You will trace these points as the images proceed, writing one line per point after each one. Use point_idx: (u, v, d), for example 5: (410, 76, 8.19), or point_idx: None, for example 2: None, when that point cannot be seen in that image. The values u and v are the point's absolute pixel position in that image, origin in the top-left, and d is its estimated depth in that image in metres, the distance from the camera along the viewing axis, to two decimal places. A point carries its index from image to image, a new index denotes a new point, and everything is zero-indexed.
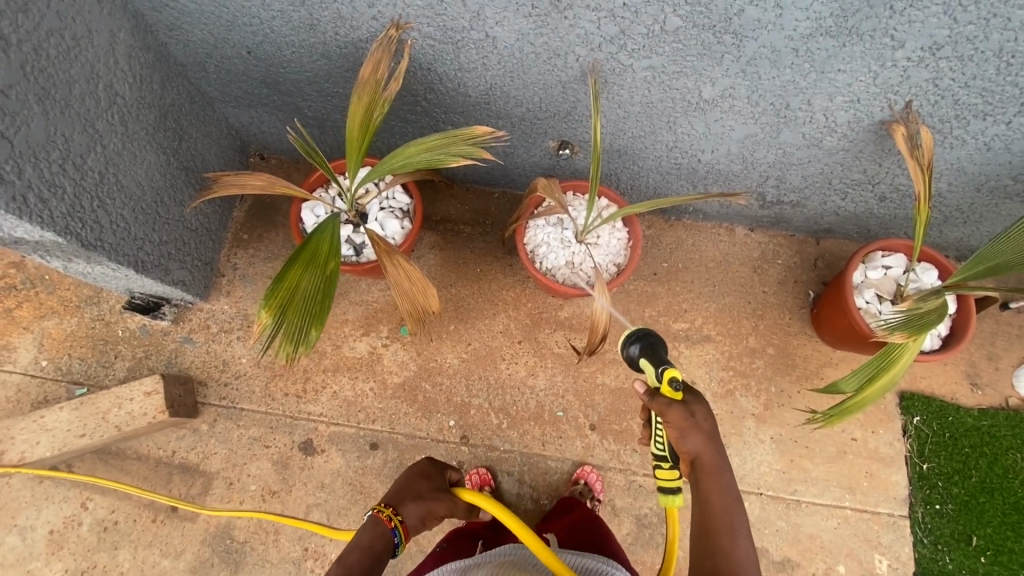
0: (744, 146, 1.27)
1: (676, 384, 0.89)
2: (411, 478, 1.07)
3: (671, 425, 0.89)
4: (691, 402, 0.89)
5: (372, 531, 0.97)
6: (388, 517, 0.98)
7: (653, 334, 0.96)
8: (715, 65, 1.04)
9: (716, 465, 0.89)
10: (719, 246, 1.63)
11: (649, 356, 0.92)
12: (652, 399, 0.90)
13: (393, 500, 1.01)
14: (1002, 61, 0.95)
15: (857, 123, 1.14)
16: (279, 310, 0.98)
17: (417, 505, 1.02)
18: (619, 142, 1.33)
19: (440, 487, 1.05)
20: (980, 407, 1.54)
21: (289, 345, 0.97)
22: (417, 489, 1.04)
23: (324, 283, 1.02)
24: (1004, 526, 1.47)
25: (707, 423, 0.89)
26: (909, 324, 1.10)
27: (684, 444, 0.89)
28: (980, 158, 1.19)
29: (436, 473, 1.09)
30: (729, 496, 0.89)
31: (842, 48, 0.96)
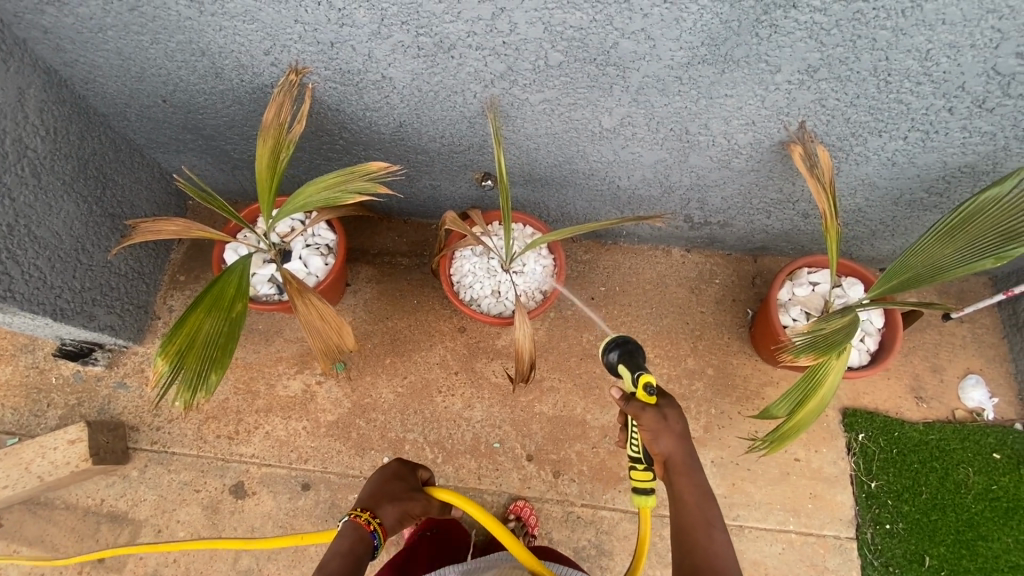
0: (658, 169, 1.28)
1: (650, 391, 0.93)
2: (383, 481, 1.02)
3: (645, 428, 0.94)
4: (664, 405, 0.94)
5: (351, 536, 0.92)
6: (367, 520, 0.93)
7: (631, 341, 1.02)
8: (607, 95, 1.06)
9: (686, 464, 0.94)
10: (656, 268, 1.64)
11: (627, 362, 0.99)
12: (628, 403, 0.94)
13: (370, 505, 0.97)
14: (880, 80, 0.96)
15: (759, 144, 1.15)
16: (177, 356, 1.00)
17: (394, 507, 0.98)
18: (537, 171, 1.34)
19: (414, 488, 1.03)
20: (927, 422, 1.51)
21: (186, 392, 0.99)
22: (392, 491, 1.00)
23: (227, 327, 1.05)
24: (957, 544, 1.43)
25: (676, 424, 0.94)
26: (816, 345, 1.06)
27: (656, 447, 0.94)
28: (888, 172, 1.20)
29: (410, 474, 1.06)
30: (701, 492, 0.94)
31: (722, 75, 0.98)
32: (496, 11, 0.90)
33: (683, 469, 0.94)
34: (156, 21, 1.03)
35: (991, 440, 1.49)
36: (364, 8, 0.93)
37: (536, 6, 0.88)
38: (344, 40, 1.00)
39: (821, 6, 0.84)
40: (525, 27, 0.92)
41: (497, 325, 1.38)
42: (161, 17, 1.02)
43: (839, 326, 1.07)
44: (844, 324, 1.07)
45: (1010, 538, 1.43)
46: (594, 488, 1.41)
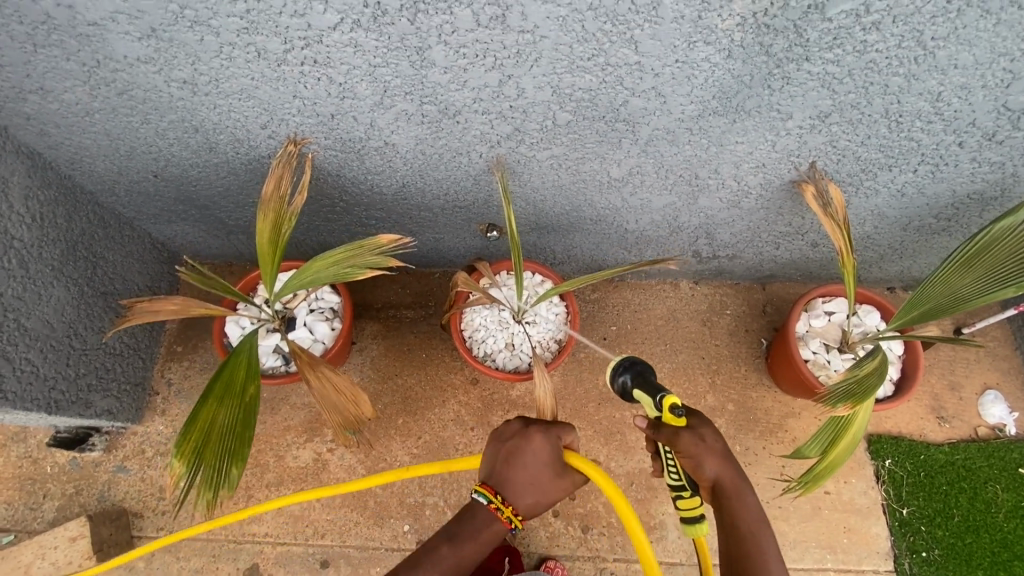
0: (667, 211, 1.26)
1: (677, 413, 0.89)
2: (522, 463, 0.99)
3: (685, 454, 0.91)
4: (697, 426, 0.93)
5: (489, 529, 0.96)
6: (509, 519, 0.96)
7: (641, 362, 0.98)
8: (616, 148, 1.04)
9: (734, 485, 0.93)
10: (666, 302, 1.62)
11: (641, 386, 0.94)
12: (659, 430, 0.91)
13: (508, 493, 0.98)
14: (891, 121, 0.95)
15: (769, 184, 1.14)
16: (194, 455, 0.93)
17: (534, 497, 0.98)
18: (544, 220, 1.32)
19: (557, 470, 0.98)
20: (951, 441, 1.49)
21: (207, 492, 0.92)
22: (531, 479, 0.98)
23: (242, 413, 0.98)
24: (994, 566, 1.40)
25: (715, 444, 0.92)
26: (850, 392, 1.03)
27: (702, 473, 0.92)
28: (898, 202, 1.19)
29: (554, 451, 0.99)
30: (753, 516, 0.92)
31: (733, 124, 0.97)
32: (503, 78, 0.88)
33: (732, 492, 0.93)
34: (146, 102, 0.99)
35: (1016, 455, 1.48)
36: (366, 81, 0.90)
37: (544, 71, 0.86)
38: (345, 112, 0.97)
39: (834, 58, 0.82)
40: (533, 91, 0.90)
41: (513, 379, 1.34)
42: (151, 99, 0.98)
43: (870, 370, 1.05)
44: (874, 368, 1.05)
45: None
46: (625, 540, 1.37)
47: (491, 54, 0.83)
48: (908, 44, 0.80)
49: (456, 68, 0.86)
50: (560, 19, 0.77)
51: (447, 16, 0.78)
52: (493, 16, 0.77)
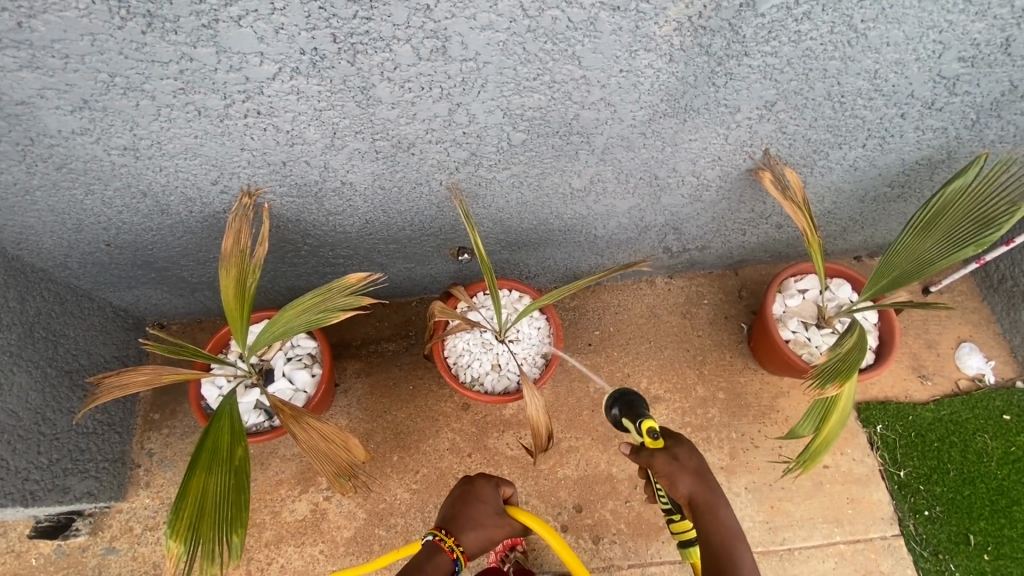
0: (633, 214, 1.28)
1: (655, 435, 0.99)
2: (469, 502, 1.05)
3: (661, 474, 0.96)
4: (671, 446, 0.98)
5: (433, 560, 0.96)
6: (450, 549, 0.97)
7: (631, 392, 1.06)
8: (574, 160, 1.04)
9: (711, 501, 0.93)
10: (644, 301, 1.64)
11: (628, 414, 1.02)
12: (640, 454, 0.99)
13: (453, 528, 1.01)
14: (835, 102, 0.97)
15: (727, 176, 1.16)
16: (190, 530, 0.88)
17: (476, 533, 1.01)
18: (514, 237, 1.31)
19: (500, 511, 1.06)
20: (935, 399, 1.53)
21: (211, 568, 0.87)
22: (475, 516, 1.03)
23: (234, 478, 0.94)
24: (995, 515, 1.43)
25: (691, 461, 0.95)
26: (836, 370, 1.05)
27: (675, 490, 0.94)
28: (852, 177, 1.22)
29: (493, 493, 1.08)
30: (730, 531, 0.91)
31: (684, 124, 0.98)
32: (452, 106, 0.87)
33: (710, 505, 0.92)
34: (88, 173, 0.95)
35: (998, 403, 1.52)
36: (314, 125, 0.88)
37: (492, 96, 0.86)
38: (297, 158, 0.95)
39: (772, 50, 0.84)
40: (483, 116, 0.90)
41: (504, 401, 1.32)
42: (92, 169, 0.94)
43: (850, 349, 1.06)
44: (855, 344, 1.07)
45: None
46: (636, 544, 1.37)
47: (437, 84, 0.83)
48: (841, 28, 0.82)
49: (403, 102, 0.85)
50: (500, 44, 0.77)
51: (387, 54, 0.77)
52: (433, 48, 0.76)
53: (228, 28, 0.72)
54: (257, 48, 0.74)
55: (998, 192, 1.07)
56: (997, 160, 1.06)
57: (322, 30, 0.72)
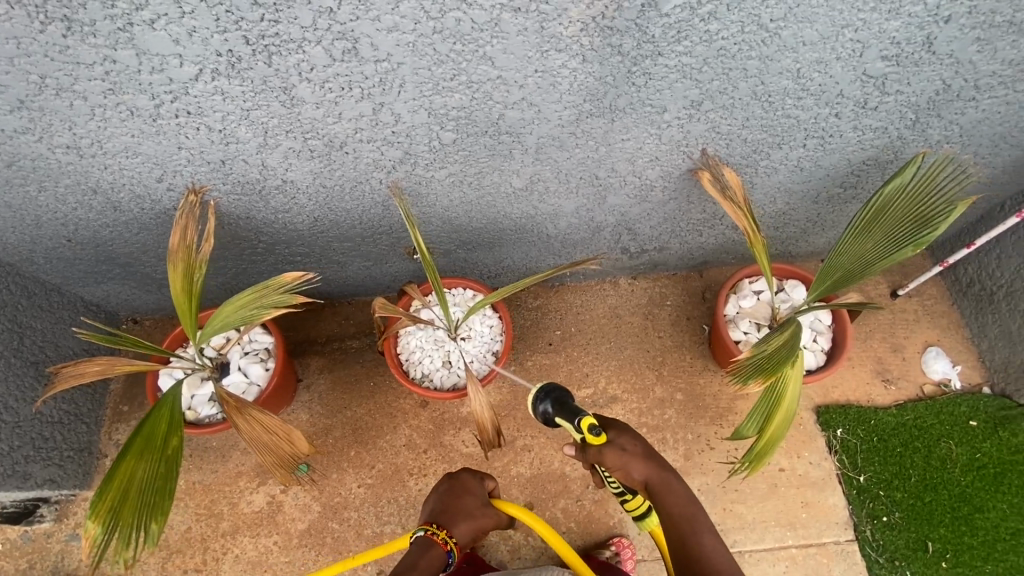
0: (581, 213, 1.29)
1: (597, 431, 0.93)
2: (459, 496, 1.14)
3: (614, 468, 0.96)
4: (615, 436, 0.97)
5: (428, 554, 1.04)
6: (444, 541, 1.06)
7: (557, 388, 1.00)
8: (509, 159, 1.06)
9: (664, 478, 0.99)
10: (607, 301, 1.65)
11: (561, 412, 0.96)
12: (587, 452, 0.96)
13: (445, 521, 1.10)
14: (763, 102, 0.98)
15: (669, 176, 1.17)
16: (111, 513, 0.93)
17: (467, 525, 1.10)
18: (466, 236, 1.33)
19: (485, 503, 1.14)
20: (899, 403, 1.51)
21: (126, 550, 0.92)
22: (464, 508, 1.12)
23: (163, 466, 0.98)
24: (955, 522, 1.41)
25: (639, 446, 0.98)
26: (761, 367, 1.07)
27: (632, 478, 0.98)
28: (800, 177, 1.21)
29: (479, 487, 1.16)
30: (684, 500, 0.98)
31: (613, 123, 0.99)
32: (375, 106, 0.90)
33: (662, 484, 0.98)
34: (38, 171, 1.00)
35: (965, 409, 1.50)
36: (244, 125, 0.91)
37: (413, 95, 0.88)
38: (233, 156, 0.98)
39: (685, 50, 0.85)
40: (408, 115, 0.92)
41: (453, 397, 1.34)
42: (41, 167, 0.99)
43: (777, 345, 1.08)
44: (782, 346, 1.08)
45: (1003, 505, 1.43)
46: (585, 543, 1.37)
47: (356, 84, 0.85)
48: (750, 28, 0.83)
49: (326, 102, 0.88)
50: (409, 45, 0.79)
51: (300, 55, 0.80)
52: (345, 50, 0.79)
53: (143, 32, 0.75)
54: (175, 50, 0.78)
55: (942, 189, 1.06)
56: (934, 160, 1.06)
57: (232, 33, 0.76)
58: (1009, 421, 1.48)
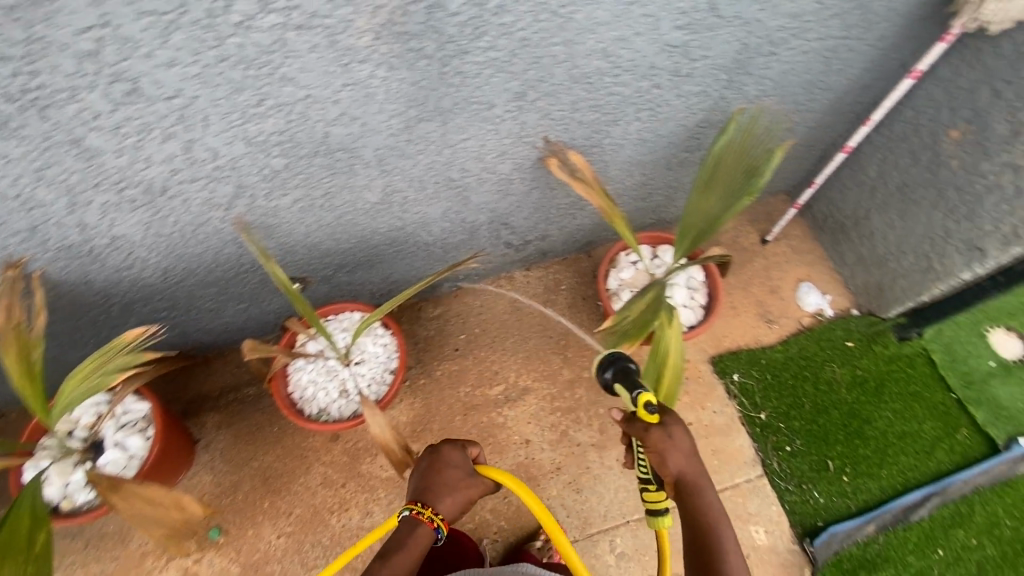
0: (449, 216, 1.29)
1: (651, 408, 1.01)
2: (442, 470, 1.08)
3: (654, 451, 0.99)
4: (670, 421, 1.01)
5: (415, 532, 1.01)
6: (431, 519, 1.02)
7: (621, 358, 1.10)
8: (354, 176, 1.04)
9: (696, 481, 1.00)
10: (505, 296, 1.65)
11: (623, 381, 1.06)
12: (632, 425, 1.01)
13: (430, 499, 1.05)
14: (583, 84, 1.02)
15: (522, 167, 1.19)
16: None
17: (452, 498, 1.05)
18: (339, 259, 1.30)
19: (470, 473, 1.09)
20: (783, 340, 1.62)
21: None
22: (449, 482, 1.07)
23: (30, 568, 0.89)
24: (850, 437, 1.52)
25: (686, 442, 0.99)
26: (628, 331, 1.19)
27: (666, 469, 0.99)
28: (646, 148, 1.27)
29: (461, 457, 1.10)
30: (715, 514, 0.98)
31: (446, 125, 1.00)
32: (185, 145, 0.86)
33: (694, 486, 0.99)
34: None
35: (840, 333, 1.63)
36: (43, 186, 0.85)
37: (222, 128, 0.85)
38: (43, 221, 0.91)
39: (489, 44, 0.86)
40: (225, 148, 0.88)
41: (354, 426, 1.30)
42: None
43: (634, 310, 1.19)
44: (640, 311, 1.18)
45: (886, 412, 1.56)
46: (518, 537, 1.38)
47: (154, 126, 0.81)
48: (544, 16, 0.85)
49: (128, 149, 0.83)
50: (197, 78, 0.76)
51: (79, 104, 0.75)
52: (127, 92, 0.75)
53: None
54: None
55: (757, 142, 1.13)
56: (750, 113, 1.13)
57: None
58: (879, 336, 1.62)
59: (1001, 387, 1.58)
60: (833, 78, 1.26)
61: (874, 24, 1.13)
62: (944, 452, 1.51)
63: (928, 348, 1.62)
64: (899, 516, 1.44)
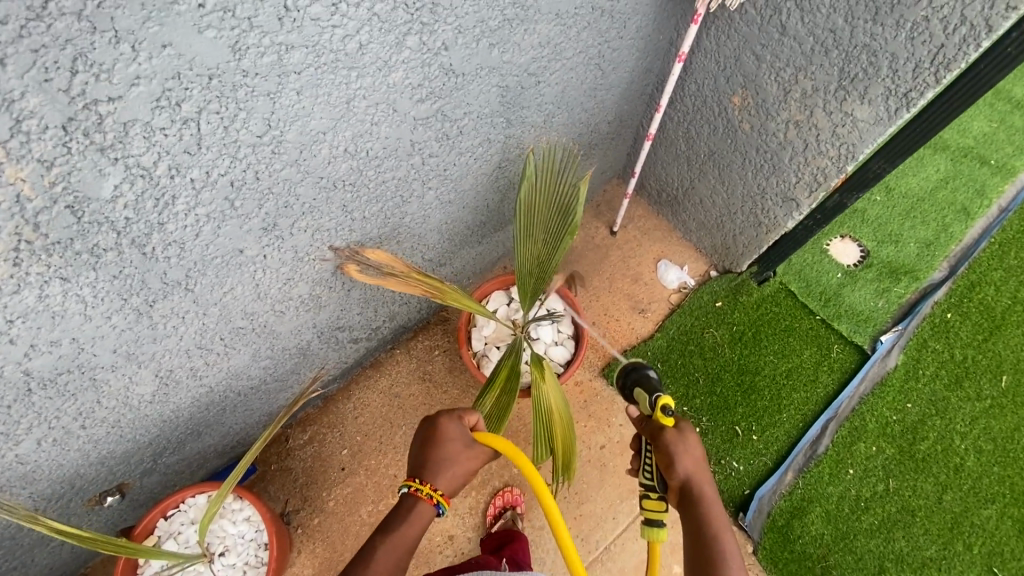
0: (263, 355, 1.09)
1: (670, 412, 0.95)
2: (437, 444, 0.92)
3: (663, 450, 0.91)
4: (683, 427, 0.94)
5: (414, 511, 0.88)
6: (429, 497, 0.89)
7: (645, 369, 1.08)
8: (105, 385, 0.83)
9: (706, 493, 0.89)
10: (378, 387, 1.46)
11: (646, 389, 1.03)
12: (650, 423, 0.96)
13: (427, 473, 0.90)
14: (344, 188, 0.86)
15: (324, 280, 1.02)
16: None
17: (450, 474, 0.91)
18: (149, 452, 1.06)
19: (470, 443, 0.93)
20: (659, 325, 1.62)
21: None
22: (447, 458, 0.91)
23: None
24: (748, 395, 1.56)
25: (698, 446, 0.91)
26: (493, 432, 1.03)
27: (672, 471, 0.90)
28: (454, 207, 1.14)
29: (459, 426, 0.94)
30: (719, 524, 0.88)
31: (195, 292, 0.81)
32: None
33: (701, 493, 0.89)
34: None
35: (707, 297, 1.64)
36: None
37: None
38: None
39: (190, 203, 0.68)
40: None
41: None
42: None
43: (495, 386, 1.05)
44: (496, 395, 1.04)
45: (770, 357, 1.61)
46: None
47: None
48: (245, 152, 0.68)
49: None
50: None
51: None
52: None
53: None
54: None
55: (563, 176, 0.98)
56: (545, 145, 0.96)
57: None
58: (742, 287, 1.65)
59: (853, 293, 1.69)
60: (612, 76, 1.20)
61: (627, 20, 1.06)
62: (827, 374, 1.60)
63: (784, 282, 1.68)
64: (808, 452, 1.52)
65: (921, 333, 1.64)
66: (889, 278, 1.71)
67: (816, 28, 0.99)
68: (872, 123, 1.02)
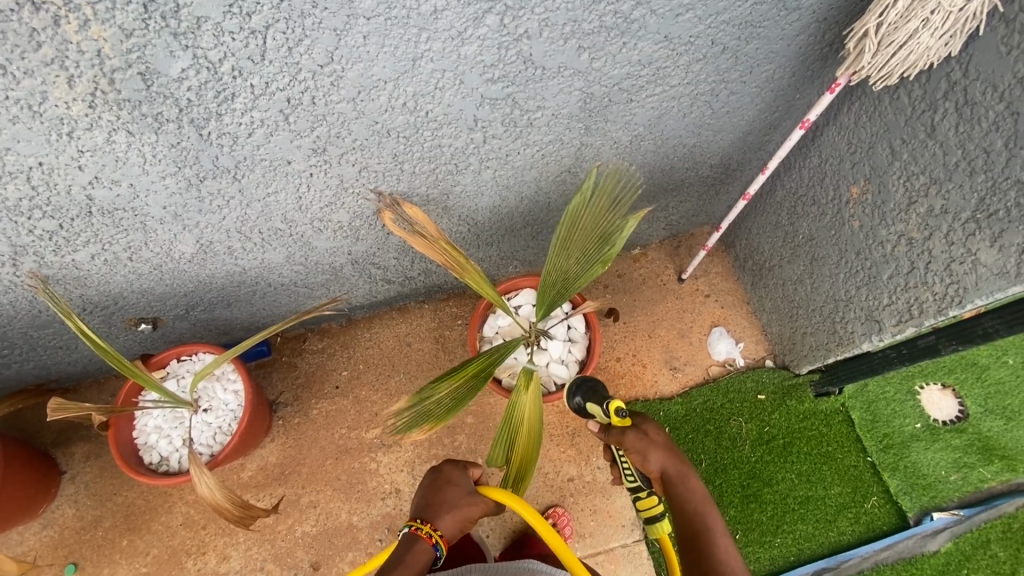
0: (297, 260, 1.18)
1: (622, 413, 0.99)
2: (442, 489, 0.99)
3: (633, 451, 0.98)
4: (642, 423, 1.00)
5: (412, 549, 0.91)
6: (429, 535, 0.93)
7: (591, 380, 1.11)
8: (152, 231, 0.95)
9: (682, 472, 0.96)
10: (396, 330, 1.53)
11: (592, 398, 1.06)
12: (610, 432, 1.01)
13: (429, 514, 0.96)
14: (397, 138, 0.89)
15: (363, 216, 1.07)
16: None
17: (452, 517, 0.95)
18: (182, 302, 1.20)
19: (471, 491, 0.98)
20: (685, 391, 1.50)
21: None
22: (448, 501, 0.97)
23: None
24: (746, 501, 1.42)
25: (660, 437, 0.98)
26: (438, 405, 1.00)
27: (648, 465, 0.97)
28: (511, 194, 1.13)
29: (461, 477, 1.01)
30: (699, 499, 0.93)
31: (242, 182, 0.89)
32: None
33: (676, 477, 0.95)
34: None
35: (751, 385, 1.49)
36: None
37: None
38: None
39: (247, 105, 0.75)
40: None
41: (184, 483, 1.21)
42: None
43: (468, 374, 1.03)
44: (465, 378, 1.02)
45: (791, 474, 1.44)
46: None
47: None
48: (304, 76, 0.73)
49: None
50: None
51: None
52: None
53: None
54: None
55: (615, 198, 0.96)
56: (611, 165, 0.94)
57: None
58: (795, 390, 1.48)
59: (922, 453, 1.43)
60: (725, 119, 1.10)
61: (756, 65, 0.96)
62: (847, 521, 1.40)
63: (847, 405, 1.46)
64: None
65: (985, 529, 1.37)
66: (977, 455, 1.42)
67: (969, 142, 0.82)
68: (994, 273, 0.84)
